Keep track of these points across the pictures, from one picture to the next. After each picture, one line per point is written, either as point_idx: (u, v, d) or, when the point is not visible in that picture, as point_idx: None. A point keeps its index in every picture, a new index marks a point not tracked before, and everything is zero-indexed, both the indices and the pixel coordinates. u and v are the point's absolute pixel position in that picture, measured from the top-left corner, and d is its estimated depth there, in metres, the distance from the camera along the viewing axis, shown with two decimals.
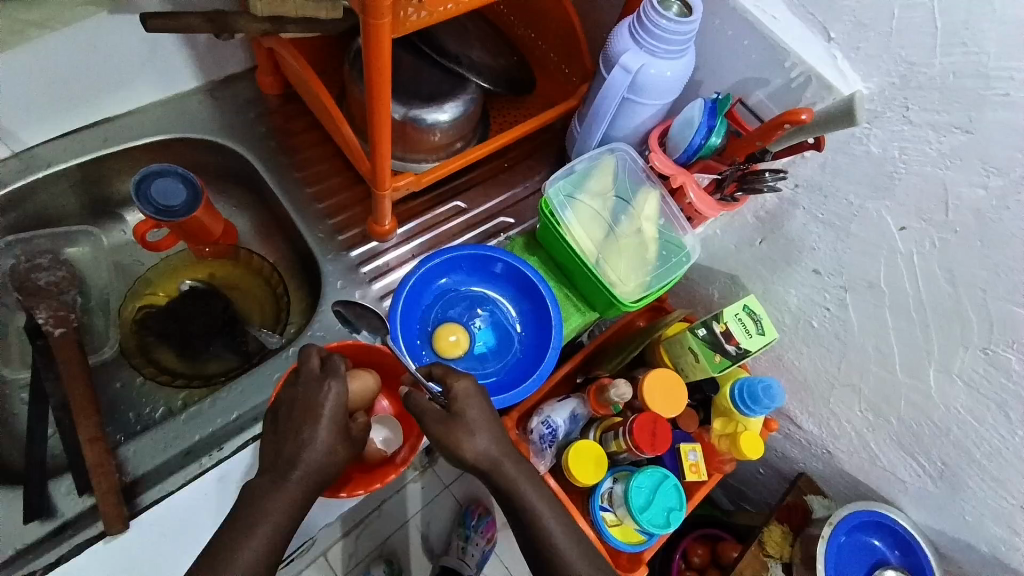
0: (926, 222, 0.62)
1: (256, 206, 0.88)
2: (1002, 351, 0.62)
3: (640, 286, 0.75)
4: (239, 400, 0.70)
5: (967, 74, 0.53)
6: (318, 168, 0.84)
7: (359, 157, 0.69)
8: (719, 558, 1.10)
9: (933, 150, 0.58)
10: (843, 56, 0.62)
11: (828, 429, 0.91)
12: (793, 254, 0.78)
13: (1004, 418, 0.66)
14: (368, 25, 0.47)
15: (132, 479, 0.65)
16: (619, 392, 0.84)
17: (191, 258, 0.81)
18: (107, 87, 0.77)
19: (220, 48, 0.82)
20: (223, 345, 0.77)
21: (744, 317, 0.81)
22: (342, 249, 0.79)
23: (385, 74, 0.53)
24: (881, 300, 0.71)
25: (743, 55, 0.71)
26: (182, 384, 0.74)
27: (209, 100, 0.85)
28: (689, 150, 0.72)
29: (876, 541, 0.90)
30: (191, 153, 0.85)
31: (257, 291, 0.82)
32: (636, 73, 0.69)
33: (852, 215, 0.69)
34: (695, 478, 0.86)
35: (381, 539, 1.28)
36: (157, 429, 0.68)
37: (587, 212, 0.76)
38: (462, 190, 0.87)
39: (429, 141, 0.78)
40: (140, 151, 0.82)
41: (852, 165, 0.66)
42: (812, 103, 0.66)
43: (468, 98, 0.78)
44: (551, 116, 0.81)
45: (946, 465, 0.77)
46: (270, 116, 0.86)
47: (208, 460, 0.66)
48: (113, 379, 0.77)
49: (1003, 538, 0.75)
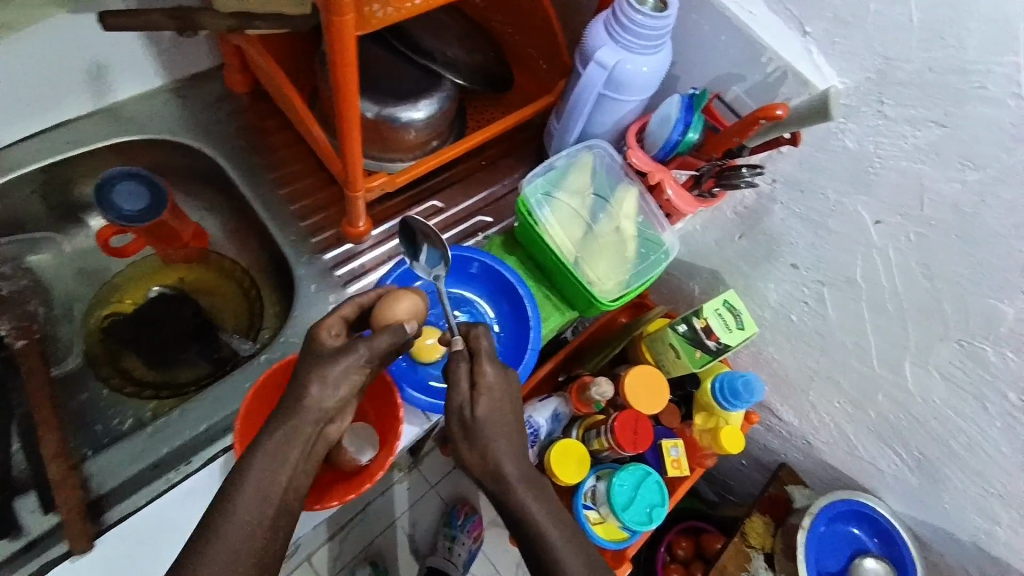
0: (902, 216, 0.62)
1: (226, 208, 0.84)
2: (979, 343, 0.63)
3: (619, 284, 0.75)
4: (209, 411, 0.67)
5: (944, 69, 0.53)
6: (291, 168, 0.81)
7: (330, 157, 0.67)
8: (704, 550, 1.11)
9: (909, 145, 0.58)
10: (820, 51, 0.61)
11: (808, 421, 0.92)
12: (772, 249, 0.78)
13: (981, 409, 0.67)
14: (332, 21, 0.46)
15: (98, 495, 0.63)
16: (600, 391, 0.83)
17: (159, 263, 0.81)
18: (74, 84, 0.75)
19: (185, 46, 0.79)
20: (195, 352, 0.77)
21: (724, 312, 0.81)
22: (316, 252, 0.77)
23: (350, 71, 0.51)
24: (859, 295, 0.72)
25: (720, 50, 0.70)
26: (151, 394, 0.75)
27: (176, 99, 0.82)
28: (667, 146, 0.71)
29: (857, 531, 0.91)
30: (155, 152, 0.81)
31: (229, 295, 0.81)
32: (613, 68, 0.68)
33: (829, 211, 0.69)
34: (677, 473, 0.87)
35: (367, 541, 1.26)
36: (124, 443, 0.65)
37: (565, 210, 0.76)
38: (438, 190, 0.86)
39: (405, 140, 0.76)
40: (104, 154, 0.79)
41: (830, 161, 0.65)
42: (788, 98, 0.66)
43: (444, 95, 0.75)
44: (528, 113, 0.79)
45: (924, 455, 0.78)
46: (239, 115, 0.83)
47: (175, 475, 0.64)
48: (79, 390, 0.75)
49: (981, 524, 0.77)
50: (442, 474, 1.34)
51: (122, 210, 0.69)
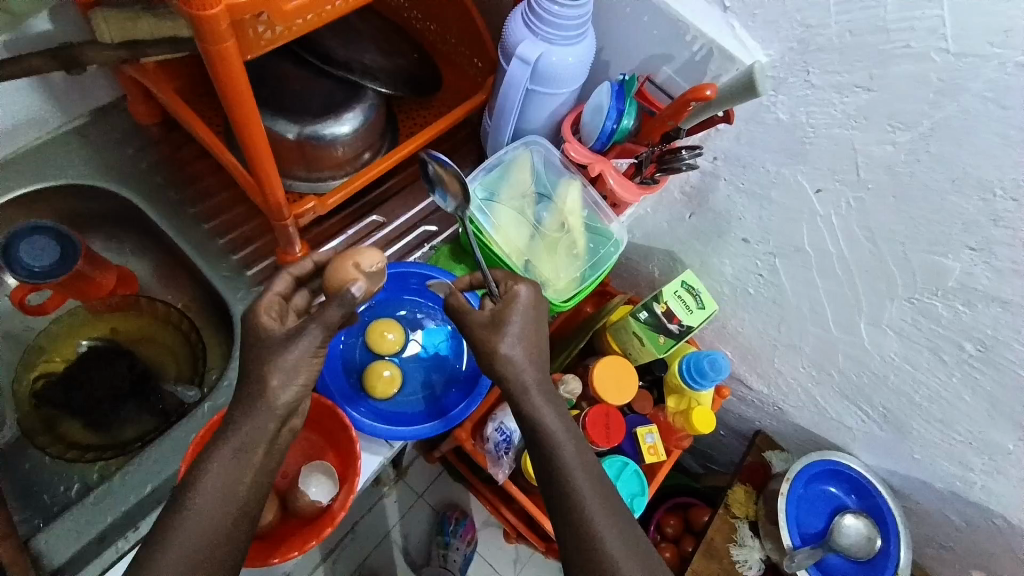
0: (840, 182, 0.62)
1: (153, 249, 0.84)
2: (927, 299, 0.63)
3: (572, 281, 0.74)
4: (154, 470, 0.66)
5: (866, 31, 0.52)
6: (218, 197, 0.81)
7: (251, 185, 0.65)
8: (692, 524, 1.08)
9: (839, 111, 0.58)
10: (741, 24, 0.60)
11: (777, 387, 0.93)
12: (722, 225, 0.78)
13: (938, 361, 0.68)
14: (210, 52, 0.45)
15: (51, 572, 0.60)
16: (569, 388, 0.82)
17: (86, 316, 0.77)
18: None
19: (80, 81, 0.77)
20: (134, 407, 0.74)
21: (682, 294, 0.81)
22: (254, 284, 0.78)
23: (246, 92, 0.50)
24: (808, 262, 0.72)
25: (644, 31, 0.68)
26: (94, 457, 0.71)
27: (79, 139, 0.80)
28: (603, 136, 0.69)
29: (833, 489, 0.92)
30: (73, 200, 0.80)
31: (166, 340, 0.80)
32: (535, 62, 0.66)
33: (771, 183, 0.68)
34: (655, 459, 0.86)
35: (359, 561, 1.17)
36: (69, 514, 0.62)
37: (507, 212, 0.74)
38: (378, 205, 0.86)
39: (333, 157, 0.74)
40: (9, 207, 0.76)
41: (766, 133, 0.65)
42: (716, 76, 0.64)
43: (367, 105, 0.74)
44: (462, 112, 0.77)
45: (888, 409, 0.79)
46: (153, 147, 0.82)
47: (125, 543, 0.62)
48: (22, 460, 0.73)
49: (957, 474, 0.78)
50: (430, 481, 1.26)
51: (34, 268, 0.68)
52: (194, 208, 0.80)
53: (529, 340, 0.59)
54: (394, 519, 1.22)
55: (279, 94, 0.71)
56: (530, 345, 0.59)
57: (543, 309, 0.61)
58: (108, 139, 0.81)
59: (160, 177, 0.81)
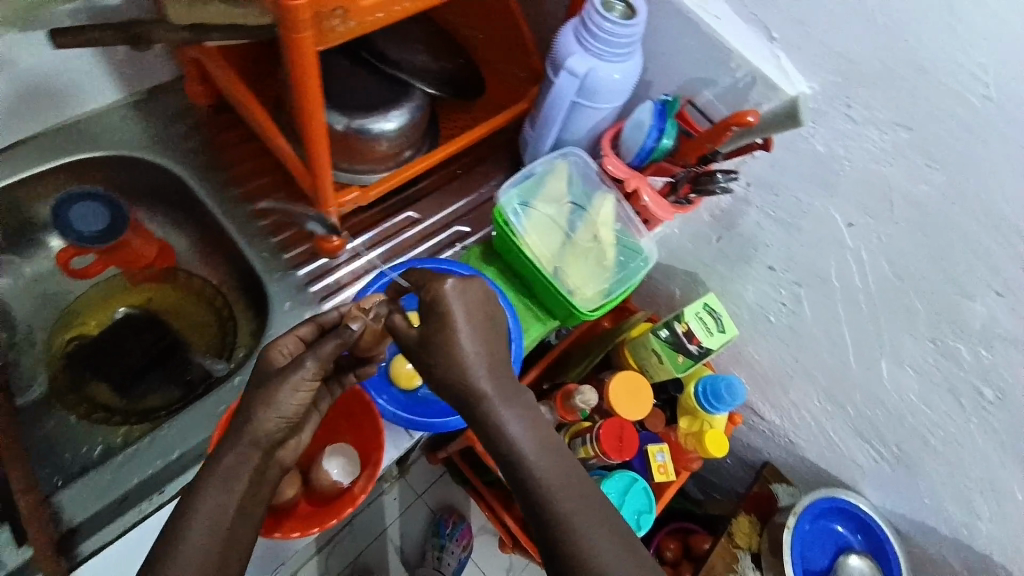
0: (873, 217, 0.63)
1: (191, 225, 0.86)
2: (950, 341, 0.64)
3: (598, 293, 0.76)
4: (180, 438, 0.68)
5: (910, 72, 0.54)
6: (259, 181, 0.84)
7: (302, 173, 0.68)
8: (691, 550, 1.07)
9: (877, 147, 0.59)
10: (785, 55, 0.61)
11: (789, 418, 0.92)
12: (748, 251, 0.79)
13: (955, 404, 0.68)
14: (288, 40, 0.47)
15: (69, 528, 0.62)
16: (585, 398, 0.83)
17: (125, 284, 0.82)
18: (46, 96, 0.77)
19: (141, 59, 0.81)
20: (161, 377, 0.77)
21: (703, 315, 0.82)
22: (289, 268, 0.80)
23: (315, 82, 0.52)
24: (832, 294, 0.72)
25: (689, 56, 0.70)
26: (121, 421, 0.74)
27: (135, 113, 0.83)
28: (642, 153, 0.71)
29: (839, 527, 0.91)
30: (121, 171, 0.82)
31: (199, 313, 0.83)
32: (584, 76, 0.68)
33: (803, 213, 0.69)
34: (664, 479, 0.87)
35: (353, 556, 1.17)
36: (93, 474, 0.65)
37: (541, 218, 0.76)
38: (413, 202, 0.88)
39: (377, 152, 0.76)
40: (60, 173, 0.79)
41: (801, 163, 0.66)
42: (758, 103, 0.66)
43: (414, 105, 0.76)
44: (503, 119, 0.79)
45: (901, 449, 0.79)
46: (202, 128, 0.84)
47: (147, 505, 0.64)
48: (45, 418, 0.74)
49: (967, 522, 0.77)
50: (430, 482, 1.26)
51: (85, 231, 0.71)
52: (235, 189, 0.83)
53: (481, 339, 0.51)
54: (392, 517, 1.22)
55: (331, 87, 0.74)
56: (483, 343, 0.51)
57: (488, 297, 0.53)
58: (160, 117, 0.84)
59: (206, 157, 0.83)
